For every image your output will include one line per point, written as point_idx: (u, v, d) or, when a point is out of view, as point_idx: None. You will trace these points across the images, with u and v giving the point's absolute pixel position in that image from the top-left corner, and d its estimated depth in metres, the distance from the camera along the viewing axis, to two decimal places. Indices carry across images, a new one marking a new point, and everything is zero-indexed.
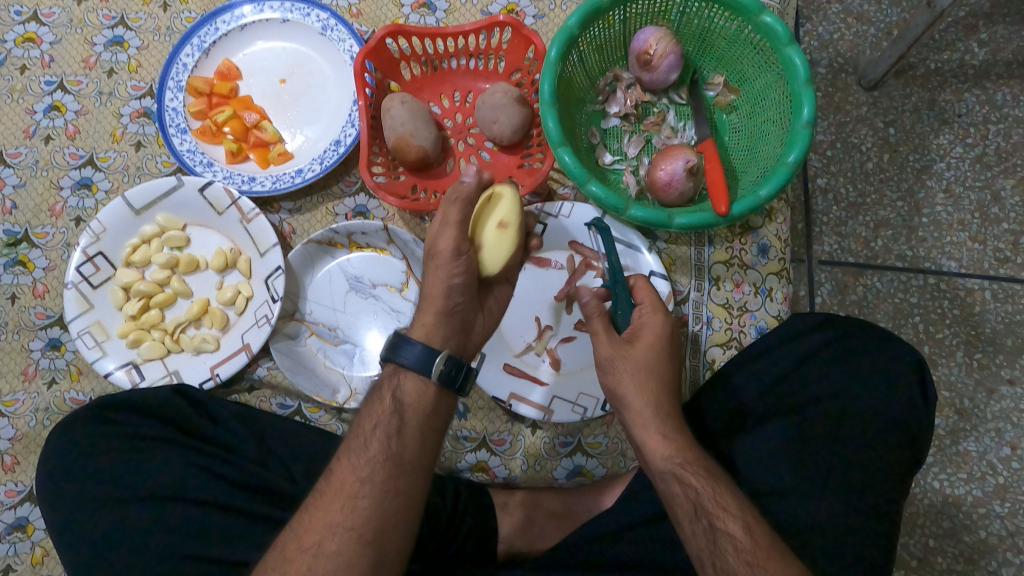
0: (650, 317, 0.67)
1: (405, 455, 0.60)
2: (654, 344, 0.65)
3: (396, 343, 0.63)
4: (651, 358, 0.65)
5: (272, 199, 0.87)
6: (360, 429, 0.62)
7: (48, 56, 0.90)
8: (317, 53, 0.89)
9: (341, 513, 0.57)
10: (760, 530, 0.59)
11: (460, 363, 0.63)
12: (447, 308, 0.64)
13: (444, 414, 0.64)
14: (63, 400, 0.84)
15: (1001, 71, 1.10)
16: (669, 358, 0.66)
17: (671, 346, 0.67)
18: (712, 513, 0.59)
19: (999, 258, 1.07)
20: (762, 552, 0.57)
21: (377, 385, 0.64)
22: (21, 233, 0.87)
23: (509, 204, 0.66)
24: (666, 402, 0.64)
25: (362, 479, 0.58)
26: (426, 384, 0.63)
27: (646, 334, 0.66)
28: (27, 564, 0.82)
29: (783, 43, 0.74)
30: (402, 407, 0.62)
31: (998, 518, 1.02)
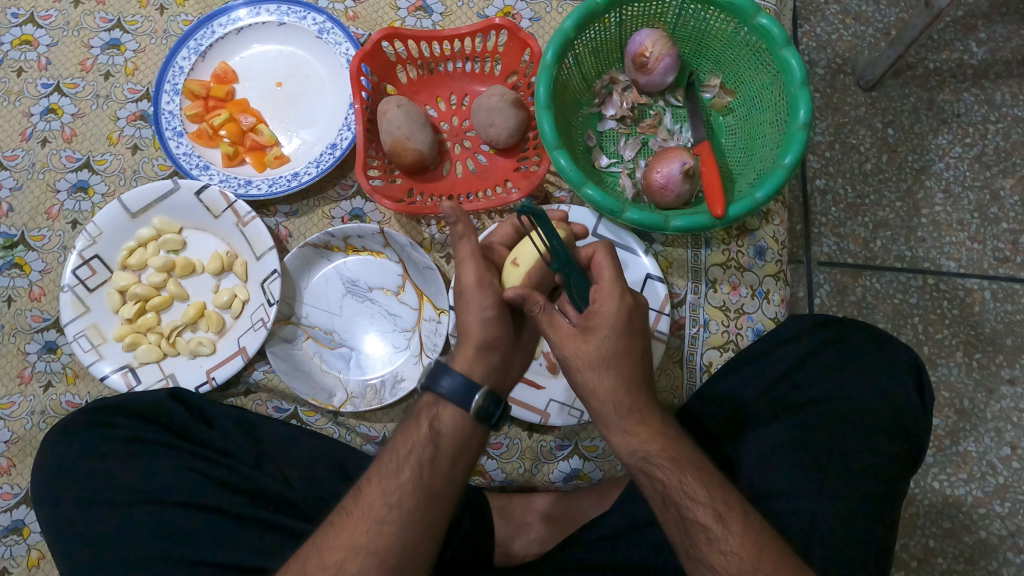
0: (603, 302, 0.61)
1: (434, 484, 0.60)
2: (609, 335, 0.60)
3: (437, 373, 0.63)
4: (606, 350, 0.60)
5: (268, 202, 0.87)
6: (394, 451, 0.62)
7: (45, 58, 0.90)
8: (313, 57, 0.89)
9: (367, 535, 0.58)
10: (733, 517, 0.59)
11: (500, 397, 0.63)
12: (485, 342, 0.64)
13: (476, 447, 0.63)
14: (59, 403, 0.84)
15: (1000, 71, 1.10)
16: (626, 344, 0.61)
17: (628, 329, 0.61)
18: (681, 503, 0.60)
19: (998, 258, 1.07)
20: (736, 542, 0.58)
21: (415, 409, 0.64)
22: (18, 236, 0.87)
23: (523, 245, 0.68)
24: (626, 396, 0.61)
25: (390, 505, 0.59)
26: (464, 416, 0.62)
27: (598, 325, 0.60)
28: (23, 567, 0.82)
29: (779, 45, 0.74)
30: (438, 437, 0.61)
31: (998, 518, 1.02)
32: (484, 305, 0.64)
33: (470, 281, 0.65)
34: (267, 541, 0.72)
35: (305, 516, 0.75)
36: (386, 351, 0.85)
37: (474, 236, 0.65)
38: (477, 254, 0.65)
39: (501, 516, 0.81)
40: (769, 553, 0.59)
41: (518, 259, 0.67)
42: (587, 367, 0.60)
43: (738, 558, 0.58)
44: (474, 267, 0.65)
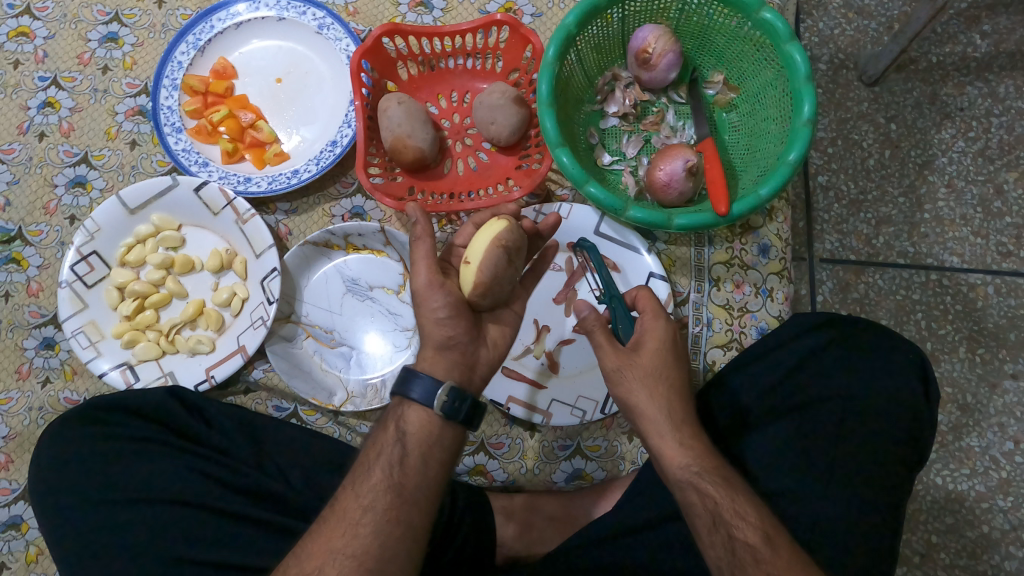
0: (652, 320, 0.66)
1: (407, 484, 0.60)
2: (660, 347, 0.64)
3: (406, 377, 0.63)
4: (656, 362, 0.63)
5: (268, 200, 0.86)
6: (366, 456, 0.63)
7: (42, 51, 0.89)
8: (313, 52, 0.88)
9: (343, 539, 0.57)
10: (781, 541, 0.58)
11: (464, 394, 0.63)
12: (443, 341, 0.65)
13: (450, 445, 0.63)
14: (57, 400, 0.84)
15: (1004, 63, 1.09)
16: (675, 361, 0.64)
17: (676, 347, 0.65)
18: (730, 522, 0.58)
19: (1002, 252, 1.06)
20: (784, 564, 0.56)
21: (384, 414, 0.65)
22: (15, 231, 0.87)
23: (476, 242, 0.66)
24: (678, 407, 0.63)
25: (363, 506, 0.59)
26: (429, 415, 0.62)
27: (649, 338, 0.65)
28: (21, 563, 0.81)
29: (783, 40, 0.73)
30: (406, 437, 0.62)
31: (1001, 512, 1.02)
32: (436, 306, 0.64)
33: (423, 283, 0.64)
34: (267, 540, 0.71)
35: (305, 515, 0.74)
36: (387, 350, 0.84)
37: (430, 238, 0.65)
38: (431, 256, 0.64)
39: (503, 516, 0.80)
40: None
41: (469, 258, 0.65)
42: (637, 379, 0.62)
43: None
44: (425, 269, 0.64)
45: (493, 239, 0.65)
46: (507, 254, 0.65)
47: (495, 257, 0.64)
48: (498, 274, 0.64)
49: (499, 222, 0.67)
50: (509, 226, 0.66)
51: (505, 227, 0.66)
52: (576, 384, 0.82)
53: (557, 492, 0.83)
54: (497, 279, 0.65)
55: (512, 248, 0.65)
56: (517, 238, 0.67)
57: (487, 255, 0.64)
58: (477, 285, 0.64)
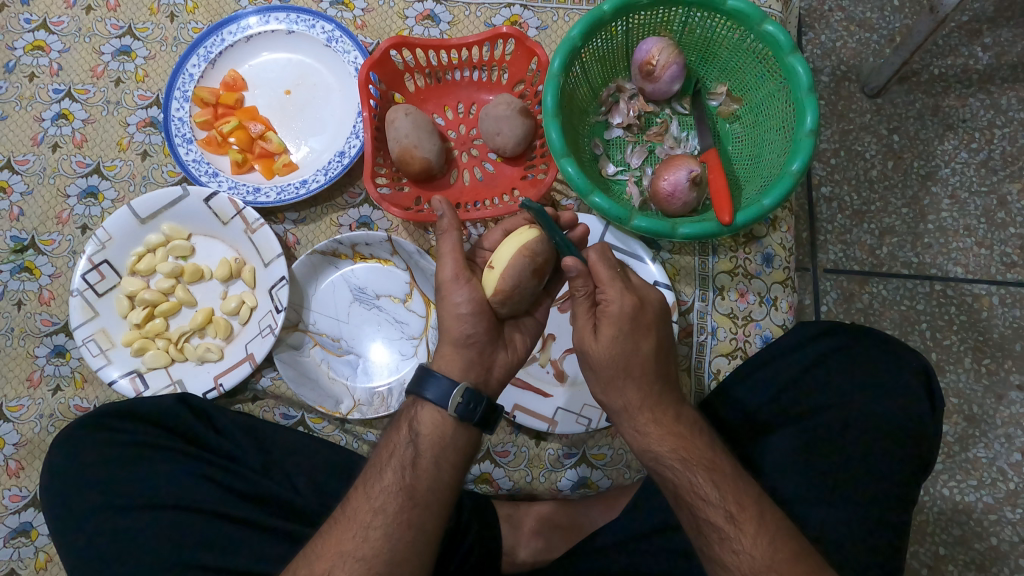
0: (609, 301, 0.61)
1: (419, 486, 0.61)
2: (617, 333, 0.61)
3: (422, 378, 0.63)
4: (613, 349, 0.61)
5: (277, 209, 0.87)
6: (379, 456, 0.64)
7: (57, 64, 0.91)
8: (322, 65, 0.90)
9: (354, 542, 0.59)
10: (746, 517, 0.59)
11: (478, 395, 0.62)
12: (463, 338, 0.64)
13: (465, 446, 0.63)
14: (67, 407, 0.85)
15: (1006, 75, 1.10)
16: (635, 342, 0.61)
17: (641, 325, 0.62)
18: (693, 504, 0.61)
19: (1006, 263, 1.07)
20: (750, 543, 0.59)
21: (398, 415, 0.66)
22: (28, 240, 0.88)
23: (502, 247, 0.65)
24: (636, 395, 0.62)
25: (374, 509, 0.60)
26: (443, 415, 0.63)
27: (607, 323, 0.61)
28: (30, 568, 0.82)
29: (786, 52, 0.74)
30: (418, 438, 0.62)
31: (1009, 524, 1.01)
32: (460, 300, 0.64)
33: (449, 275, 0.65)
34: (274, 546, 0.72)
35: (311, 521, 0.75)
36: (393, 358, 0.85)
37: (457, 231, 0.66)
38: (457, 250, 0.65)
39: (508, 523, 0.81)
40: (787, 550, 0.59)
41: (494, 263, 0.64)
42: (595, 363, 0.63)
43: (754, 560, 0.58)
44: (453, 261, 0.65)
45: (520, 246, 0.63)
46: (533, 263, 0.63)
47: (519, 265, 0.63)
48: (523, 283, 0.63)
49: (530, 231, 0.65)
50: (538, 236, 0.64)
51: (535, 236, 0.64)
52: (581, 392, 0.82)
53: (562, 500, 0.83)
54: (518, 287, 0.63)
55: (540, 258, 0.64)
56: (545, 249, 0.64)
57: (511, 262, 0.63)
58: (499, 291, 0.63)
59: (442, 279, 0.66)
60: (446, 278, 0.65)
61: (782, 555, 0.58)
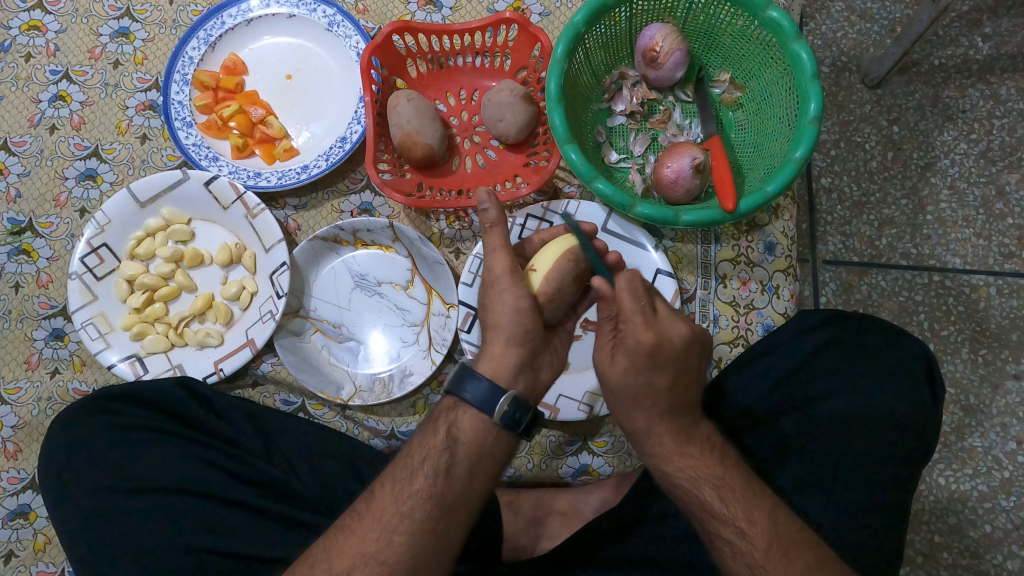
0: (628, 332, 0.60)
1: (450, 495, 0.60)
2: (630, 364, 0.61)
3: (464, 377, 0.62)
4: (627, 378, 0.61)
5: (277, 195, 0.87)
6: (411, 456, 0.63)
7: (53, 44, 0.90)
8: (323, 50, 0.89)
9: (376, 544, 0.59)
10: (757, 531, 0.60)
11: (525, 405, 0.62)
12: (517, 336, 0.64)
13: (500, 456, 0.63)
14: (66, 390, 0.84)
15: (1005, 66, 1.10)
16: (649, 376, 0.61)
17: (659, 363, 0.60)
18: (703, 518, 0.61)
19: (1004, 253, 1.07)
20: (762, 557, 0.59)
21: (435, 414, 0.64)
22: (26, 222, 0.87)
23: (542, 252, 0.68)
24: (643, 423, 0.63)
25: (401, 514, 0.60)
26: (484, 421, 0.62)
27: (623, 352, 0.61)
28: (29, 551, 0.82)
29: (790, 38, 0.74)
30: (455, 444, 0.61)
31: (1004, 512, 1.02)
32: (518, 296, 0.64)
33: (501, 271, 0.65)
34: (277, 532, 0.72)
35: (312, 506, 0.74)
36: (395, 346, 0.85)
37: (504, 225, 0.65)
38: (507, 246, 0.65)
39: (509, 510, 0.81)
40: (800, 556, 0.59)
41: (536, 266, 0.67)
42: (608, 387, 0.64)
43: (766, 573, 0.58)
44: (506, 258, 0.65)
45: (564, 251, 0.67)
46: (576, 268, 0.67)
47: (563, 269, 0.66)
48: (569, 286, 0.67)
49: (570, 238, 0.69)
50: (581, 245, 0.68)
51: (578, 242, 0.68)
52: (582, 379, 0.82)
53: (564, 488, 0.83)
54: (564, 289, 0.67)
55: (582, 266, 0.67)
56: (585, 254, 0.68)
57: (556, 265, 0.66)
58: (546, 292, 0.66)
59: (492, 274, 0.65)
60: (500, 274, 0.65)
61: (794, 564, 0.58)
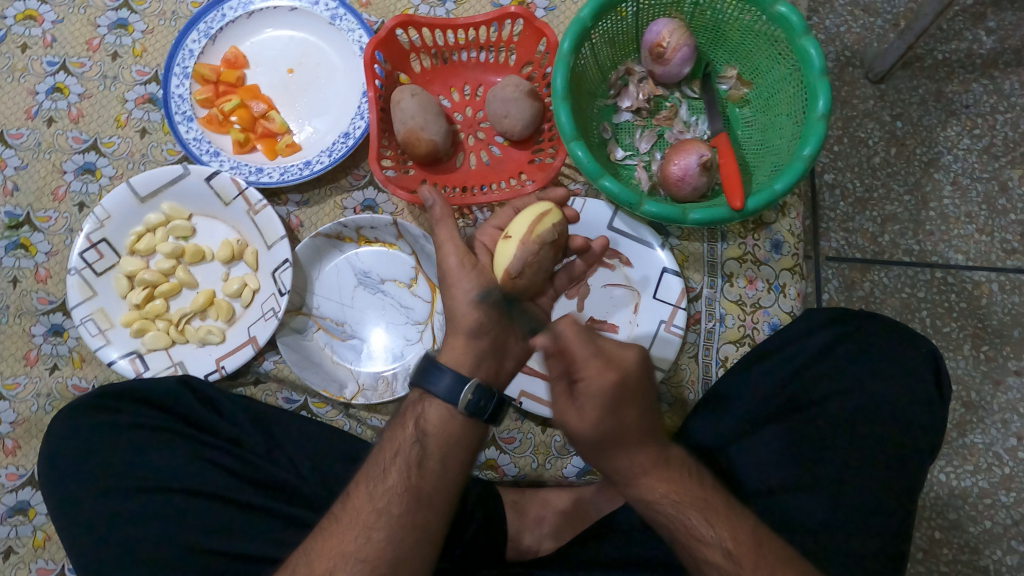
0: (592, 379, 0.57)
1: (425, 487, 0.60)
2: (600, 412, 0.57)
3: (428, 370, 0.63)
4: (599, 427, 0.58)
5: (279, 190, 0.86)
6: (381, 454, 0.62)
7: (50, 35, 0.88)
8: (325, 44, 0.88)
9: (355, 543, 0.58)
10: (743, 552, 0.59)
11: (489, 392, 0.62)
12: (475, 328, 0.64)
13: (470, 444, 0.63)
14: (65, 386, 0.83)
15: (1009, 60, 1.09)
16: (620, 416, 0.58)
17: (625, 400, 0.58)
18: (688, 544, 0.61)
19: (1006, 250, 1.07)
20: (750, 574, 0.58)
21: (402, 410, 0.64)
22: (23, 216, 0.86)
23: (518, 220, 0.66)
24: (629, 457, 0.60)
25: (378, 510, 0.59)
26: (451, 412, 0.62)
27: (588, 402, 0.57)
28: (29, 548, 0.81)
29: (798, 34, 0.73)
30: (426, 437, 0.61)
31: (1004, 507, 1.02)
32: (468, 288, 0.64)
33: (452, 264, 0.65)
34: (275, 530, 0.71)
35: (314, 506, 0.74)
36: (399, 344, 0.84)
37: (452, 219, 0.65)
38: (455, 236, 0.65)
39: (513, 510, 0.80)
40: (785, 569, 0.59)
41: (510, 234, 0.65)
42: (581, 437, 0.59)
43: None
44: (454, 249, 0.65)
45: (535, 217, 0.65)
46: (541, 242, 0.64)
47: (535, 233, 0.64)
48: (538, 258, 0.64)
49: (546, 205, 0.67)
50: (555, 215, 0.67)
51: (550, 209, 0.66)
52: None
53: (567, 487, 0.83)
54: (531, 258, 0.64)
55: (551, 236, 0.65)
56: (559, 223, 0.67)
57: (528, 230, 0.64)
58: (510, 259, 0.64)
59: (446, 268, 0.66)
60: (452, 265, 0.65)
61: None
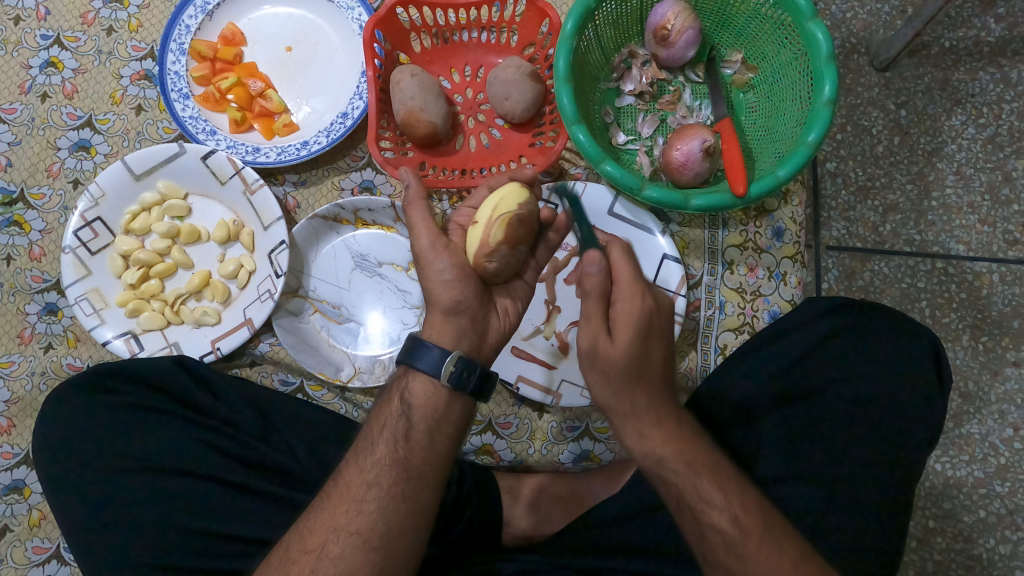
0: (629, 300, 0.58)
1: (413, 459, 0.59)
2: (634, 335, 0.57)
3: (412, 347, 0.61)
4: (630, 352, 0.57)
5: (276, 170, 0.85)
6: (369, 429, 0.63)
7: (44, 9, 0.87)
8: (324, 22, 0.86)
9: (347, 515, 0.58)
10: (751, 521, 0.58)
11: (471, 364, 0.61)
12: (451, 307, 0.63)
13: (457, 415, 0.62)
14: (60, 365, 0.83)
15: (1017, 48, 1.08)
16: (647, 348, 0.59)
17: (651, 332, 0.59)
18: (697, 508, 0.59)
19: (1008, 240, 1.06)
20: (755, 547, 0.57)
21: (388, 386, 0.64)
22: (17, 193, 0.85)
23: (486, 202, 0.64)
24: (643, 397, 0.59)
25: (367, 483, 0.59)
26: (435, 386, 0.61)
27: (627, 323, 0.57)
28: (24, 526, 0.81)
29: (805, 17, 0.72)
30: (411, 410, 0.61)
31: (998, 497, 1.02)
32: (442, 269, 0.63)
33: (424, 246, 0.64)
34: (271, 512, 0.71)
35: (309, 488, 0.74)
36: (394, 327, 0.83)
37: (422, 200, 0.64)
38: (426, 218, 0.64)
39: (508, 495, 0.80)
40: (788, 555, 0.58)
41: (479, 218, 0.63)
42: (609, 364, 0.58)
43: (757, 562, 0.57)
44: (425, 231, 0.63)
45: (502, 199, 0.63)
46: (513, 219, 0.62)
47: (503, 214, 0.62)
48: (508, 234, 0.61)
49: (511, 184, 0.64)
50: (523, 193, 0.63)
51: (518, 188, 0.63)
52: None
53: (563, 473, 0.83)
54: (501, 237, 0.62)
55: (523, 212, 0.62)
56: (524, 201, 0.63)
57: (497, 211, 0.62)
58: (479, 243, 0.62)
59: (419, 250, 0.64)
60: (423, 246, 0.64)
61: (785, 563, 0.57)
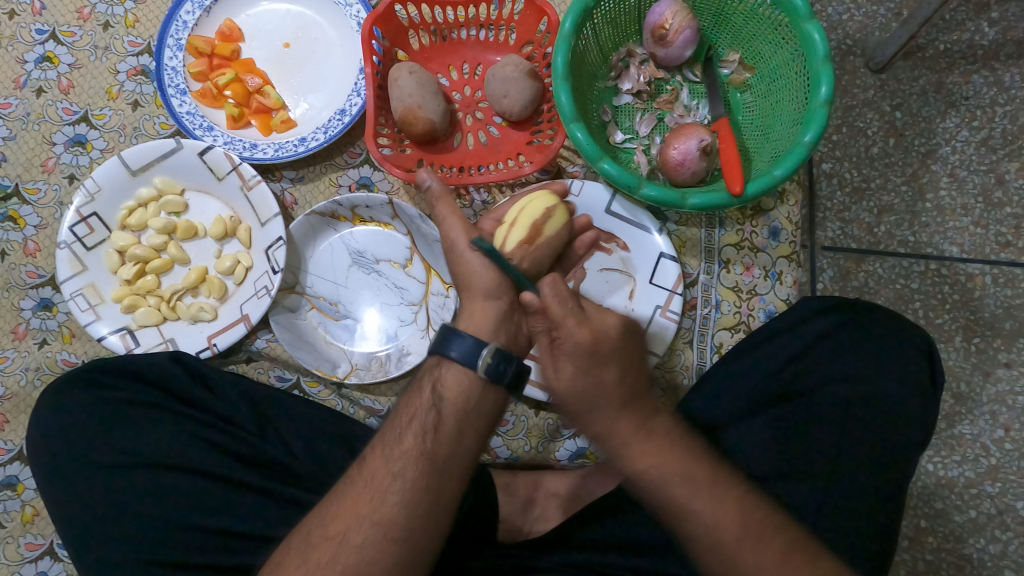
0: (562, 332, 0.60)
1: (441, 452, 0.60)
2: (573, 367, 0.60)
3: (446, 336, 0.63)
4: (574, 383, 0.60)
5: (273, 167, 0.85)
6: (397, 419, 0.62)
7: (40, 3, 0.86)
8: (322, 19, 0.86)
9: (362, 516, 0.58)
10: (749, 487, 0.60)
11: (509, 356, 0.62)
12: (491, 291, 0.65)
13: (487, 410, 0.63)
14: (54, 361, 0.83)
15: (1011, 52, 1.08)
16: (595, 376, 0.60)
17: (595, 358, 0.60)
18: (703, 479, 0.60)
19: (1000, 242, 1.07)
20: (757, 513, 0.59)
21: (418, 375, 0.64)
22: (12, 187, 0.85)
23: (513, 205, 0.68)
24: (605, 425, 0.60)
25: (392, 474, 0.59)
26: (469, 375, 0.62)
27: (564, 358, 0.61)
28: (17, 523, 0.81)
29: (803, 18, 0.72)
30: (442, 402, 0.61)
31: (989, 498, 1.03)
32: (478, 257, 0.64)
33: (457, 237, 0.66)
34: (268, 509, 0.71)
35: (305, 484, 0.74)
36: (393, 325, 0.83)
37: (450, 196, 0.67)
38: (456, 212, 0.66)
39: (505, 491, 0.80)
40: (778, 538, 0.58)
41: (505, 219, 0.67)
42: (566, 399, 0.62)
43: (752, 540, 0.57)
44: (457, 224, 0.66)
45: (527, 206, 0.66)
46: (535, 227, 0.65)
47: (526, 220, 0.65)
48: (528, 235, 0.65)
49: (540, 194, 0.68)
50: (549, 202, 0.67)
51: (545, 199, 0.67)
52: None
53: (559, 471, 0.84)
54: (519, 240, 0.65)
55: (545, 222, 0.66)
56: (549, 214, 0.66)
57: (521, 217, 0.66)
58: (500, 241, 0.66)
59: (451, 242, 0.66)
60: (456, 240, 0.66)
61: (778, 547, 0.57)
